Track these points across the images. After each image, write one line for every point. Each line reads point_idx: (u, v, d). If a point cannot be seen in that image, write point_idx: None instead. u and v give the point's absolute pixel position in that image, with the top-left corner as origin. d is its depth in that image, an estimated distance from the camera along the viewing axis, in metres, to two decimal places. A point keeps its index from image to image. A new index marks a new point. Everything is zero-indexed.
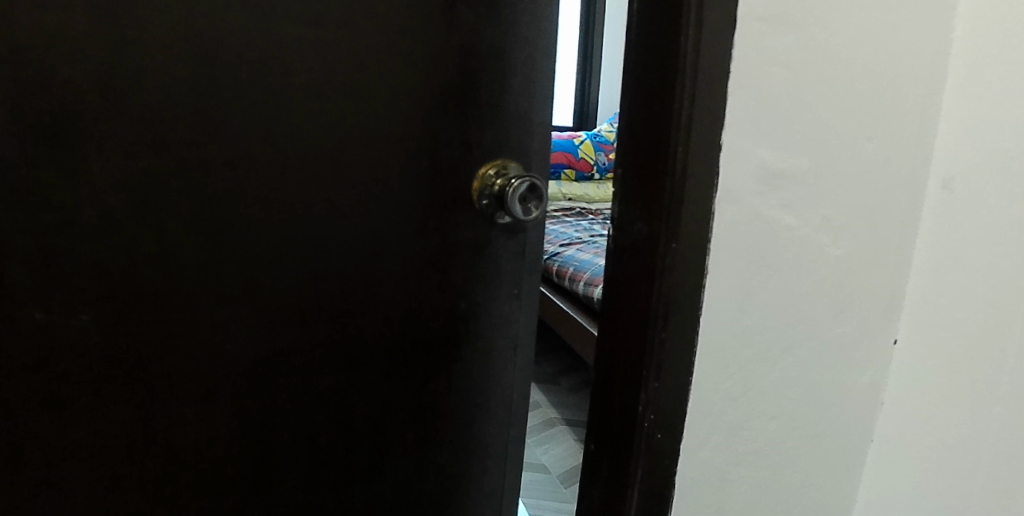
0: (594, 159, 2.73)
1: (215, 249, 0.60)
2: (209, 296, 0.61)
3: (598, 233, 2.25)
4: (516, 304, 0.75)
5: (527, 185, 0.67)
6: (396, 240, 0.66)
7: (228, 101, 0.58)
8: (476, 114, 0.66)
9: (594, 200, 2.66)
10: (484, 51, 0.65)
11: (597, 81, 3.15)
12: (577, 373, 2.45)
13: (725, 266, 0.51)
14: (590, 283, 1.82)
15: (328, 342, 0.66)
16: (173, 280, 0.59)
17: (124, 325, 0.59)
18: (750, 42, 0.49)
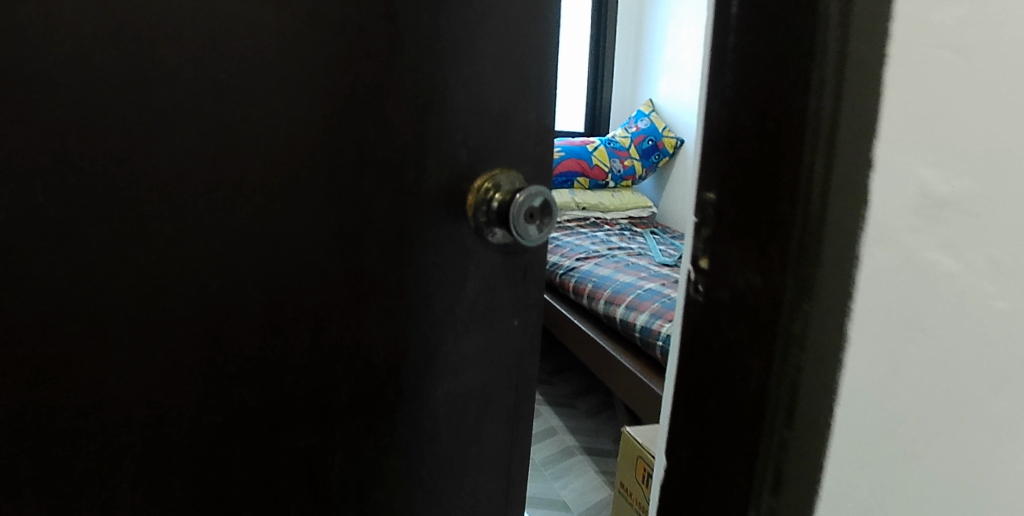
0: (609, 167, 2.58)
1: (163, 285, 0.49)
2: (157, 341, 0.50)
3: (616, 245, 2.09)
4: (515, 333, 0.66)
5: (534, 198, 0.58)
6: (381, 270, 0.56)
7: (178, 103, 0.46)
8: (477, 116, 0.57)
9: (609, 209, 2.52)
10: (481, 40, 0.55)
11: (610, 83, 2.98)
12: (594, 394, 2.29)
13: (871, 328, 0.40)
14: (612, 301, 1.66)
15: (298, 394, 0.56)
16: (109, 323, 0.48)
17: (46, 381, 0.47)
18: (919, 25, 0.36)
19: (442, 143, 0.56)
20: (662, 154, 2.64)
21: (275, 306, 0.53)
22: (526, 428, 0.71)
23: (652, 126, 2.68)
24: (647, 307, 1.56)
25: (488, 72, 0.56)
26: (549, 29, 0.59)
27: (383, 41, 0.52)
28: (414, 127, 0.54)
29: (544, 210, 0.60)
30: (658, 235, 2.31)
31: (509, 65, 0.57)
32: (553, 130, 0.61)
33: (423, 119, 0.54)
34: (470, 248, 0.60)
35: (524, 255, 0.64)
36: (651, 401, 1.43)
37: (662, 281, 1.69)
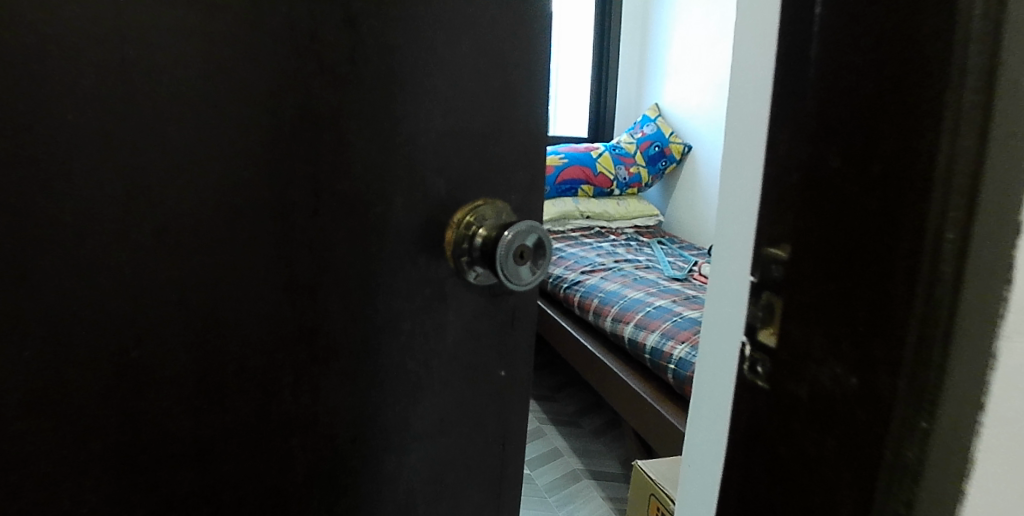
0: (614, 174, 2.48)
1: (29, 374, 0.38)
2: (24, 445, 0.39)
3: (623, 257, 1.98)
4: (504, 388, 0.56)
5: (527, 236, 0.48)
6: (340, 325, 0.46)
7: (56, 133, 0.36)
8: (449, 136, 0.47)
9: (614, 218, 2.42)
10: (457, 45, 0.46)
11: (614, 87, 2.87)
12: (599, 412, 2.19)
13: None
14: (619, 319, 1.55)
15: (237, 478, 0.46)
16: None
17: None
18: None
19: (405, 170, 0.46)
20: (669, 160, 2.53)
21: (198, 383, 0.42)
22: (517, 495, 0.61)
23: (658, 131, 2.57)
24: (657, 326, 1.45)
25: (462, 81, 0.46)
26: (538, 31, 0.49)
27: (336, 45, 0.42)
28: (372, 148, 0.44)
29: (538, 249, 0.50)
30: (665, 245, 2.20)
31: (490, 74, 0.47)
32: (544, 151, 0.52)
33: (383, 140, 0.44)
34: (447, 293, 0.50)
35: (512, 297, 0.54)
36: (662, 429, 1.32)
37: (672, 297, 1.57)
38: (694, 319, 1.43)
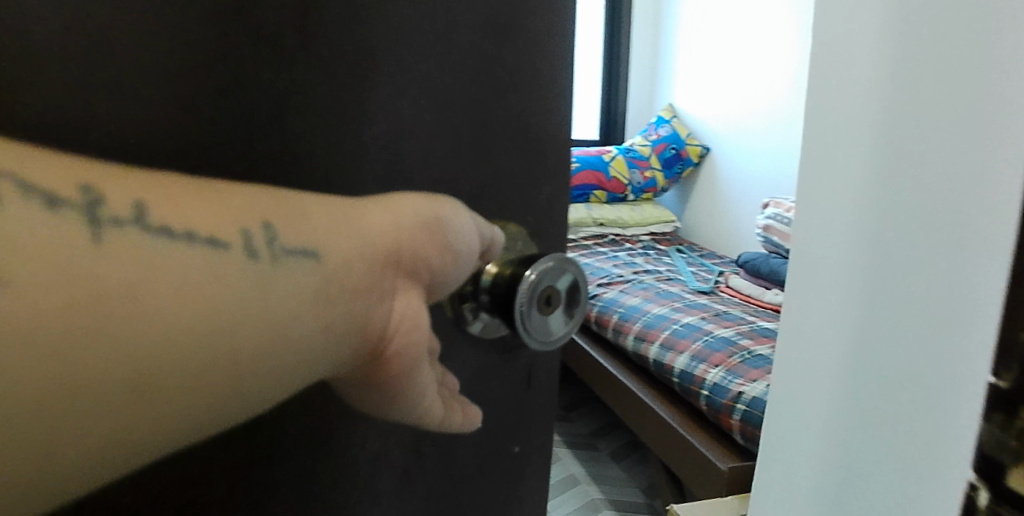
0: (628, 179, 2.34)
1: (374, 260, 0.35)
2: (338, 342, 0.33)
3: (641, 268, 1.82)
4: (507, 456, 0.46)
5: (557, 277, 0.37)
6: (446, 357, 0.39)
7: None
8: (451, 145, 0.38)
9: (630, 224, 2.26)
10: (440, 51, 0.37)
11: (626, 89, 2.73)
12: (615, 435, 1.92)
13: None
14: (642, 337, 1.42)
15: None
16: (294, 289, 0.32)
17: (166, 348, 0.27)
18: None
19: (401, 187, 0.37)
20: (685, 164, 2.38)
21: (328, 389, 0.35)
22: None
23: (674, 133, 2.43)
24: (685, 346, 1.30)
25: (468, 78, 0.38)
26: (543, 37, 0.41)
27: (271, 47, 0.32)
28: (342, 161, 0.35)
29: (569, 294, 0.38)
30: (685, 254, 2.06)
31: (483, 86, 0.39)
32: (560, 173, 0.44)
33: (345, 165, 0.35)
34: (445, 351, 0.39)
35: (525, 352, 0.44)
36: (695, 464, 1.16)
37: (700, 314, 1.42)
38: (727, 339, 1.29)
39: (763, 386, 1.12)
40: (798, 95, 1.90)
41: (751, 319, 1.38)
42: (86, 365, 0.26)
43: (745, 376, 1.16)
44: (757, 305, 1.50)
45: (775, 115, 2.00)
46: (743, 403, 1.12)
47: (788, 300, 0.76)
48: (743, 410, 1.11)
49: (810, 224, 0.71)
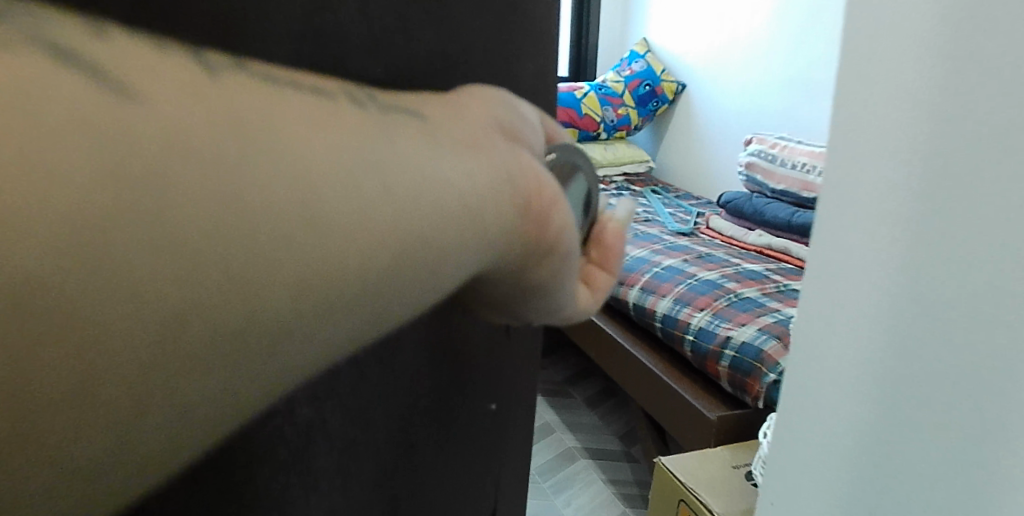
0: (600, 116, 2.21)
1: (479, 128, 0.29)
2: (490, 203, 0.26)
3: (616, 209, 1.72)
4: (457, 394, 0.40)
5: (568, 168, 0.36)
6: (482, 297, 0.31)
7: None
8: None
9: (602, 165, 2.16)
10: None
11: (597, 20, 2.55)
12: (589, 379, 1.83)
13: None
14: (620, 281, 1.34)
15: None
16: (425, 146, 0.25)
17: (322, 183, 0.20)
18: None
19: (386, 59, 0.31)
20: (661, 101, 2.26)
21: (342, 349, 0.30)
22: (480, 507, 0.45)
23: (649, 68, 2.28)
24: (668, 290, 1.23)
25: None
26: None
27: None
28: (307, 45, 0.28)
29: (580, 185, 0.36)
30: (661, 195, 1.97)
31: None
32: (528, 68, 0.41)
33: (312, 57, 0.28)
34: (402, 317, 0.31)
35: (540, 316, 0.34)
36: (682, 413, 1.10)
37: (682, 256, 1.34)
38: (713, 282, 1.21)
39: (752, 331, 1.06)
40: (780, 23, 1.80)
41: (735, 261, 1.31)
42: (258, 168, 0.19)
43: (732, 320, 1.10)
44: (739, 246, 1.43)
45: (755, 47, 1.91)
46: (732, 349, 1.05)
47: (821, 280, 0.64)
48: (731, 356, 1.05)
49: (858, 184, 0.59)
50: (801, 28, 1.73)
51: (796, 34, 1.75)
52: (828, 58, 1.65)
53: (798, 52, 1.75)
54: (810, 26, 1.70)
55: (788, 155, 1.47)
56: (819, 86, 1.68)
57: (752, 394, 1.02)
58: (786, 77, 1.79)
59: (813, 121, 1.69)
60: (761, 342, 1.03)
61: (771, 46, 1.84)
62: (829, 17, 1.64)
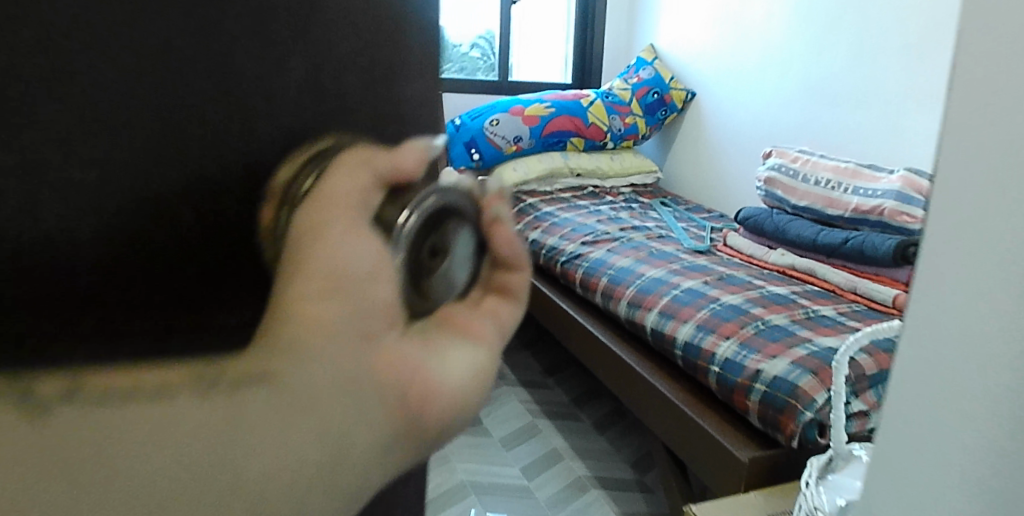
0: (608, 125, 2.13)
1: (341, 330, 0.24)
2: (357, 448, 0.24)
3: (629, 223, 1.64)
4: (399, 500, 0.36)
5: (452, 217, 0.29)
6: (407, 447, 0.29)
7: None
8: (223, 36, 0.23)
9: (609, 175, 2.09)
10: None
11: (602, 25, 2.48)
12: (598, 400, 1.75)
13: None
14: (637, 303, 1.26)
15: None
16: (281, 414, 0.22)
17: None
18: None
19: (206, 156, 0.24)
20: (669, 110, 2.18)
21: None
22: None
23: (657, 75, 2.21)
24: (690, 315, 1.15)
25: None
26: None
27: None
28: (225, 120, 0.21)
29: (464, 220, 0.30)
30: (671, 207, 1.90)
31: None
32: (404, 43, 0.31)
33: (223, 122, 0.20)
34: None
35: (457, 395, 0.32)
36: (706, 450, 1.03)
37: (701, 277, 1.27)
38: (737, 308, 1.14)
39: (785, 363, 0.99)
40: (795, 33, 1.75)
41: (758, 283, 1.24)
42: None
43: (762, 351, 1.02)
44: (760, 266, 1.38)
45: (768, 56, 1.85)
46: (763, 383, 0.98)
47: (937, 340, 0.47)
48: (762, 390, 0.98)
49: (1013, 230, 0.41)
50: (819, 38, 1.67)
51: (813, 43, 1.69)
52: (847, 69, 1.58)
53: (815, 62, 1.68)
54: (828, 36, 1.64)
55: (812, 170, 1.40)
56: (838, 97, 1.61)
57: (786, 433, 0.94)
58: (802, 87, 1.73)
59: (833, 134, 1.63)
60: (795, 377, 0.96)
61: (786, 56, 1.78)
62: (849, 26, 1.58)
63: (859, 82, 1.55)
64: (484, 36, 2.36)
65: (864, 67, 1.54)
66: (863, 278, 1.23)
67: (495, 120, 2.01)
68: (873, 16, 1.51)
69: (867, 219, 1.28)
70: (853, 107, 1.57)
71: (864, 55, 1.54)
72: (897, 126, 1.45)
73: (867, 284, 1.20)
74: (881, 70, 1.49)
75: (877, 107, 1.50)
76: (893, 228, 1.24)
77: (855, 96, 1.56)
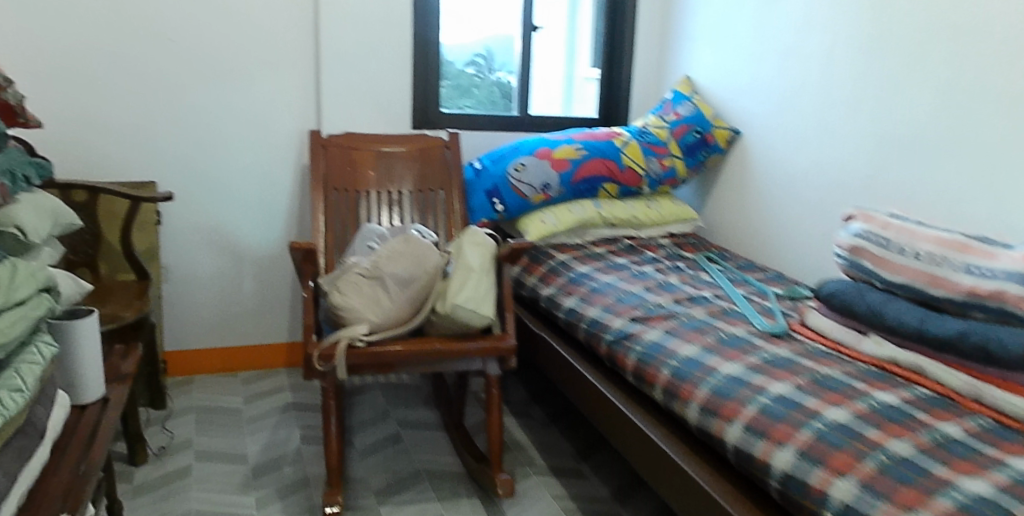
0: (644, 169, 1.91)
1: None
2: None
3: (683, 293, 1.42)
4: None
5: None
6: None
7: None
8: None
9: (646, 226, 1.88)
10: None
11: (631, 55, 2.28)
12: (636, 491, 1.47)
13: None
14: (714, 411, 1.05)
15: None
16: None
17: None
18: None
19: None
20: (711, 150, 1.97)
21: None
22: None
23: (698, 112, 1.99)
24: (787, 436, 0.94)
25: None
26: None
27: None
28: None
29: None
30: (720, 266, 1.69)
31: None
32: None
33: None
34: None
35: None
36: None
37: (790, 380, 1.05)
38: (849, 430, 0.92)
39: None
40: (858, 70, 1.55)
41: (861, 390, 1.04)
42: None
43: (893, 499, 0.80)
44: (851, 358, 1.18)
45: (814, 88, 1.68)
46: None
47: None
48: None
49: None
50: (882, 72, 1.49)
51: (872, 76, 1.52)
52: (926, 111, 1.39)
53: (884, 105, 1.49)
54: (892, 68, 1.47)
55: (907, 240, 1.20)
56: (907, 138, 1.43)
57: None
58: (862, 125, 1.55)
59: (909, 186, 1.43)
60: None
61: (848, 94, 1.58)
62: (916, 61, 1.42)
63: (947, 130, 1.35)
64: (481, 53, 2.18)
65: (939, 106, 1.36)
66: (987, 383, 1.02)
67: (519, 166, 1.80)
68: (953, 49, 1.34)
69: (984, 304, 1.07)
70: (940, 160, 1.36)
71: (946, 96, 1.35)
72: (994, 179, 1.27)
73: (995, 393, 0.99)
74: (968, 111, 1.31)
75: (963, 152, 1.32)
76: (1018, 318, 1.02)
77: (931, 138, 1.39)
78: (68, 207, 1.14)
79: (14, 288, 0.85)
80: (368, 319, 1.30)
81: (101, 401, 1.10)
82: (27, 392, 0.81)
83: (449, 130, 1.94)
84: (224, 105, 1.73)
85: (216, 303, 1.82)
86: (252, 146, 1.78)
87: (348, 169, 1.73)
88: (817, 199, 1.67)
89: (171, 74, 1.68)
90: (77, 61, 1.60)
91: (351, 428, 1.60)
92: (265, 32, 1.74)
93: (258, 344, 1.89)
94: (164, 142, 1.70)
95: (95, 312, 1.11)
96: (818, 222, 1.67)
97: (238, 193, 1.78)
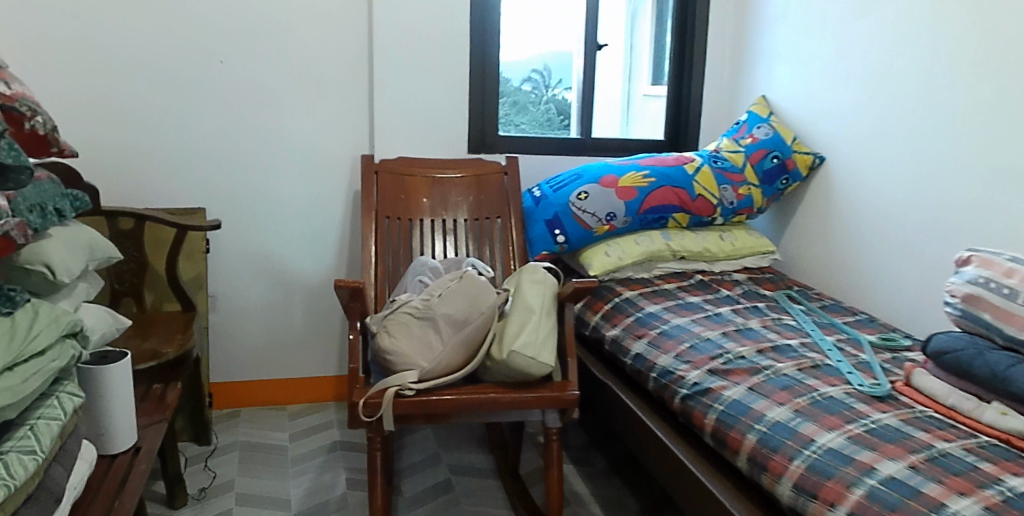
0: (718, 198, 1.76)
1: None
2: None
3: (767, 340, 1.27)
4: None
5: None
6: None
7: None
8: None
9: (719, 259, 1.73)
10: None
11: (701, 74, 2.14)
12: None
13: None
14: (812, 492, 0.90)
15: None
16: None
17: None
18: None
19: None
20: (792, 178, 1.81)
21: None
22: None
23: (777, 135, 1.83)
24: None
25: None
26: None
27: None
28: None
29: None
30: (804, 306, 1.53)
31: None
32: None
33: None
34: None
35: None
36: None
37: (903, 458, 0.90)
38: None
39: None
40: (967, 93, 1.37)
41: (989, 473, 0.87)
42: None
43: None
44: (971, 428, 1.01)
45: (905, 109, 1.52)
46: None
47: None
48: None
49: None
50: (999, 96, 1.31)
51: (963, 90, 1.38)
52: None
53: (1003, 133, 1.30)
54: (1010, 91, 1.29)
55: None
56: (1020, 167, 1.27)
57: None
58: (963, 149, 1.39)
59: (979, 195, 1.35)
60: None
61: (954, 119, 1.40)
62: (974, 59, 1.36)
63: None
64: (539, 69, 2.05)
65: None
66: None
67: (582, 194, 1.68)
68: None
69: None
70: None
71: None
72: None
73: None
74: None
75: None
76: None
77: (1007, 144, 1.30)
78: (104, 239, 1.08)
79: (32, 338, 0.78)
80: (418, 363, 1.20)
81: (133, 449, 1.04)
82: (41, 455, 0.74)
83: (507, 153, 1.85)
84: (275, 128, 1.68)
85: (264, 332, 1.76)
86: (303, 170, 1.71)
87: (401, 195, 1.65)
88: (890, 216, 1.56)
89: (223, 97, 1.63)
90: (130, 84, 1.57)
91: (400, 472, 1.50)
92: (317, 53, 1.67)
93: (306, 375, 1.82)
94: (214, 166, 1.66)
95: (128, 354, 1.04)
96: (917, 260, 1.49)
97: (289, 219, 1.72)
